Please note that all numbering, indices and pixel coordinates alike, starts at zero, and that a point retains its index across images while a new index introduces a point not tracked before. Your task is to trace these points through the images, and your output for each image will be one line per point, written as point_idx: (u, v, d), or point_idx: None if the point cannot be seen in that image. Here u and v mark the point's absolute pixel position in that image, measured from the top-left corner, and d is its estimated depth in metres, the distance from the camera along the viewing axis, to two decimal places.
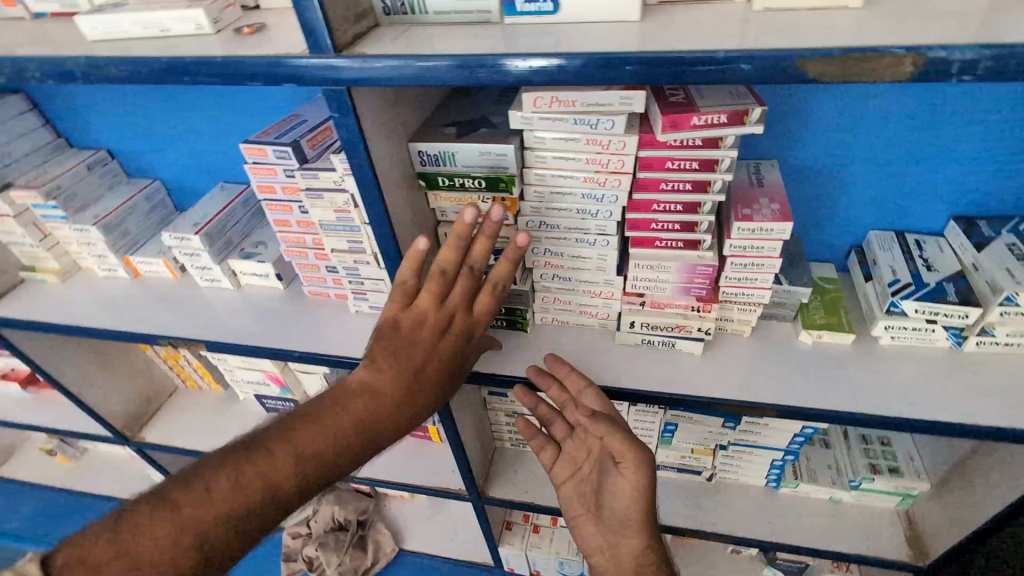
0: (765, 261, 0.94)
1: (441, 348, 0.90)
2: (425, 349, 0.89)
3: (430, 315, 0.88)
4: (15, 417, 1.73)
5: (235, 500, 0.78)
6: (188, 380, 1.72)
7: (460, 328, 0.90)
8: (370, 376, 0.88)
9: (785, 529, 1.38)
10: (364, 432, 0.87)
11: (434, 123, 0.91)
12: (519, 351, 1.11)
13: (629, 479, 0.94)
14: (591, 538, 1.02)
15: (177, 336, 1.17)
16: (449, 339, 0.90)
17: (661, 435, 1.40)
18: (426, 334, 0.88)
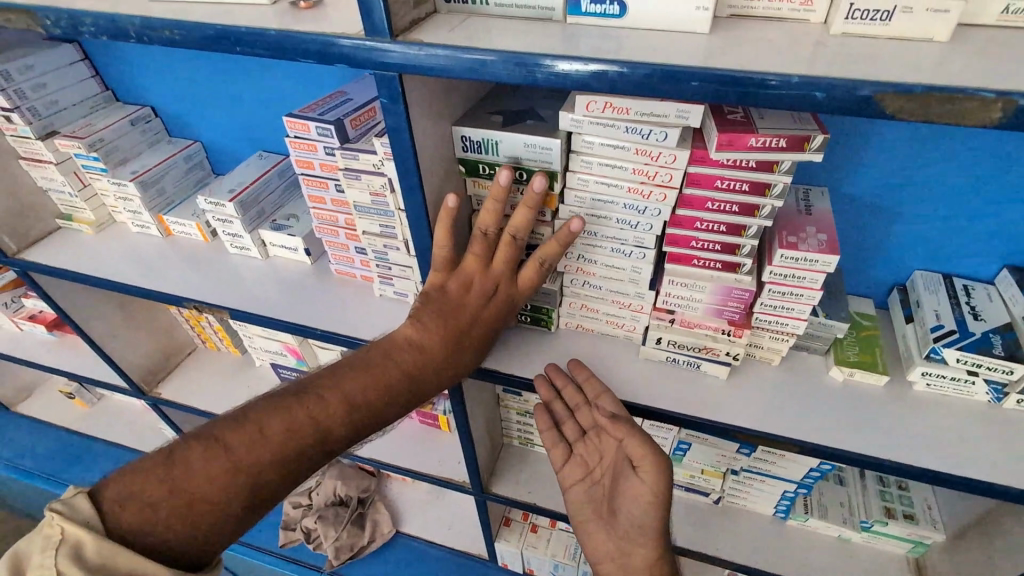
0: (806, 292, 0.91)
1: (488, 312, 0.92)
2: (473, 314, 0.91)
3: (475, 279, 0.89)
4: (39, 358, 1.78)
5: (280, 448, 0.79)
6: (208, 341, 1.75)
7: (508, 295, 0.92)
8: (415, 336, 0.90)
9: (788, 562, 1.35)
10: (407, 387, 0.89)
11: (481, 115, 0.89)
12: (541, 353, 1.09)
13: (646, 480, 0.91)
14: (600, 543, 0.97)
15: (202, 301, 1.17)
16: (496, 305, 0.91)
17: (673, 452, 1.39)
18: (472, 299, 0.90)
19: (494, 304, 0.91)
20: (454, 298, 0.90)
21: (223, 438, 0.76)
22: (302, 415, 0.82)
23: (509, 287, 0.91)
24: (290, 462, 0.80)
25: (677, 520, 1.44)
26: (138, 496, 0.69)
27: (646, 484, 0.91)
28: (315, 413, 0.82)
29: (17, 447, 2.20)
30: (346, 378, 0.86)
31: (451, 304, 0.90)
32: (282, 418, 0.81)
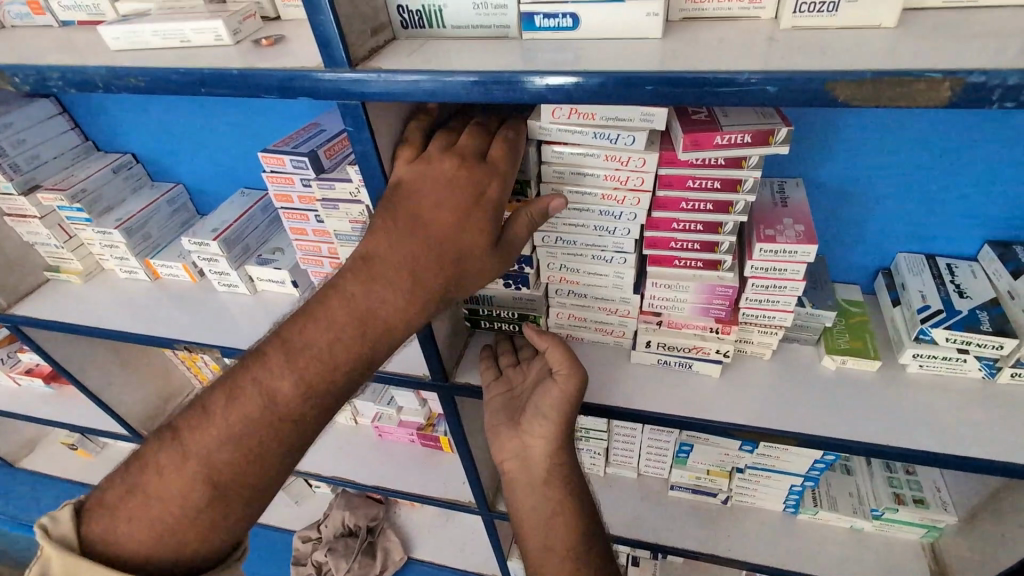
0: (788, 283, 0.92)
1: (452, 202, 0.72)
2: (427, 217, 0.72)
3: (435, 164, 0.73)
4: (37, 412, 1.77)
5: (230, 418, 0.73)
6: (205, 382, 1.74)
7: (469, 188, 0.72)
8: (367, 250, 0.73)
9: (803, 558, 1.33)
10: (364, 318, 0.73)
11: None
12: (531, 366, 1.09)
13: (564, 388, 0.95)
14: (508, 444, 1.04)
15: (192, 341, 1.17)
16: (453, 200, 0.72)
17: (676, 454, 1.38)
18: (432, 187, 0.72)
19: (449, 199, 0.72)
20: (411, 191, 0.73)
21: (178, 428, 0.75)
22: (250, 377, 0.74)
23: (469, 176, 0.72)
24: (242, 433, 0.73)
25: (687, 524, 1.43)
26: (107, 502, 0.73)
27: (559, 390, 0.96)
28: (261, 373, 0.73)
29: (22, 502, 2.18)
30: (295, 320, 0.75)
31: (400, 209, 0.73)
32: (228, 385, 0.75)
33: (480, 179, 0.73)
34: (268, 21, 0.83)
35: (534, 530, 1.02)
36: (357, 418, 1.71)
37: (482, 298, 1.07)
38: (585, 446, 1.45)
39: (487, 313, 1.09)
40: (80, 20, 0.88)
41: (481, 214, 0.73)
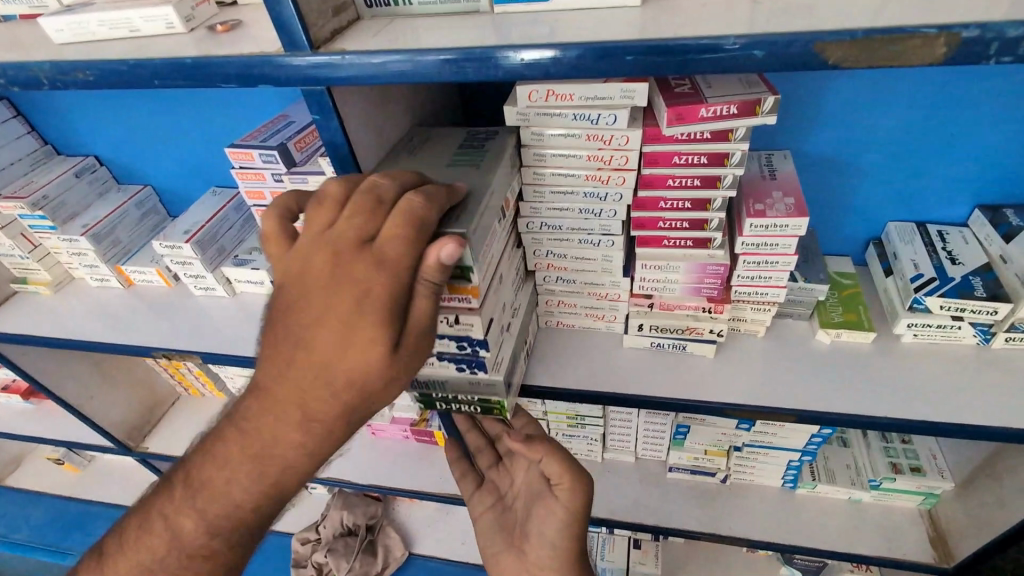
0: (780, 258, 0.90)
1: (336, 310, 0.62)
2: (313, 335, 0.63)
3: (317, 259, 0.63)
4: (17, 429, 1.72)
5: (173, 522, 0.74)
6: (190, 388, 1.70)
7: (354, 296, 0.61)
8: (266, 361, 0.66)
9: (804, 532, 1.34)
10: (266, 439, 0.67)
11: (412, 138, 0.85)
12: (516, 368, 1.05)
13: (567, 504, 0.97)
14: (510, 571, 1.06)
15: (171, 348, 1.13)
16: (337, 313, 0.62)
17: (673, 436, 1.37)
18: (316, 289, 0.63)
19: (334, 313, 0.62)
20: (297, 293, 0.64)
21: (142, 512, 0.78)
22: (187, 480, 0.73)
23: (351, 278, 0.61)
24: (185, 539, 0.74)
25: (687, 505, 1.42)
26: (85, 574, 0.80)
27: (563, 505, 0.97)
28: (194, 480, 0.72)
29: (11, 521, 2.13)
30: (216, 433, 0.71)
31: (290, 318, 0.64)
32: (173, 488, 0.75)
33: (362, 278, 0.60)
34: (224, 6, 0.78)
35: None
36: None
37: (434, 384, 0.92)
38: (581, 433, 1.43)
39: (443, 397, 0.95)
40: (22, 14, 0.82)
41: (371, 326, 0.62)
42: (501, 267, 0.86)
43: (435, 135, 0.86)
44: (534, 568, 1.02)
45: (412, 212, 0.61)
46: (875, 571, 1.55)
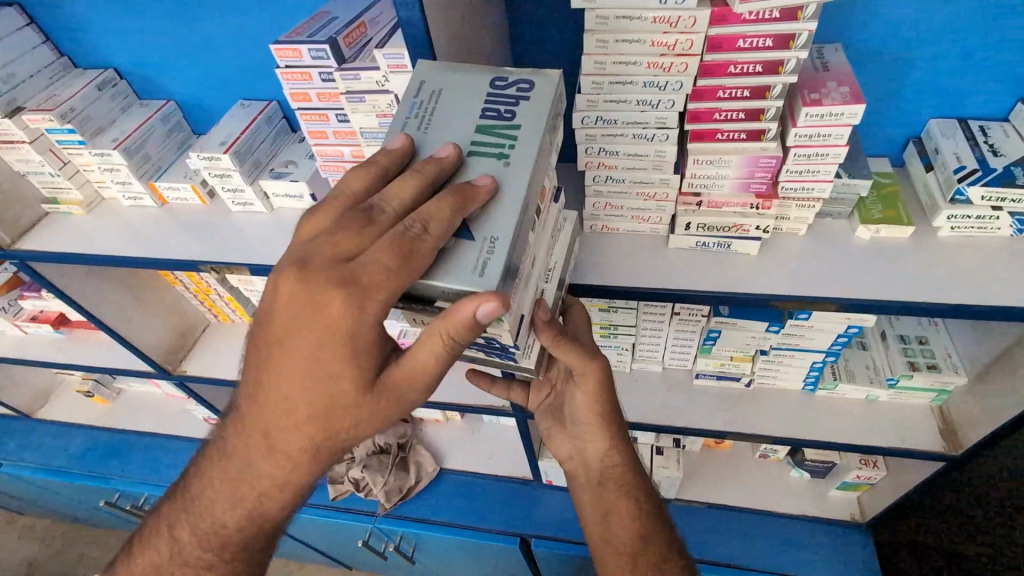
0: (830, 150, 0.91)
1: (326, 347, 0.71)
2: (289, 360, 0.73)
3: (304, 300, 0.69)
4: (52, 357, 1.77)
5: (213, 510, 0.90)
6: (221, 314, 1.75)
7: (322, 330, 0.70)
8: (268, 386, 0.76)
9: (823, 428, 1.43)
10: (281, 446, 0.79)
11: (428, 90, 0.79)
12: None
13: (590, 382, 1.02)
14: (560, 442, 1.18)
15: (217, 261, 1.15)
16: (308, 340, 0.71)
17: (703, 343, 1.42)
18: (309, 330, 0.70)
19: (307, 340, 0.71)
20: (288, 331, 0.72)
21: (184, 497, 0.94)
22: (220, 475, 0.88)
23: (336, 317, 0.68)
24: (225, 522, 0.90)
25: (713, 408, 1.49)
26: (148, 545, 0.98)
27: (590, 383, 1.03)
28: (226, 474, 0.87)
29: (50, 450, 2.28)
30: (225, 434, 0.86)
31: (283, 352, 0.73)
32: (208, 482, 0.90)
33: (352, 312, 0.67)
34: None
35: (586, 488, 1.14)
36: None
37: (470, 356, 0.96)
38: (613, 343, 1.47)
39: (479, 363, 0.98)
40: None
41: (337, 360, 0.71)
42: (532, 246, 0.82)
43: (457, 92, 0.79)
44: (580, 437, 1.14)
45: (418, 253, 0.65)
46: (881, 466, 1.67)
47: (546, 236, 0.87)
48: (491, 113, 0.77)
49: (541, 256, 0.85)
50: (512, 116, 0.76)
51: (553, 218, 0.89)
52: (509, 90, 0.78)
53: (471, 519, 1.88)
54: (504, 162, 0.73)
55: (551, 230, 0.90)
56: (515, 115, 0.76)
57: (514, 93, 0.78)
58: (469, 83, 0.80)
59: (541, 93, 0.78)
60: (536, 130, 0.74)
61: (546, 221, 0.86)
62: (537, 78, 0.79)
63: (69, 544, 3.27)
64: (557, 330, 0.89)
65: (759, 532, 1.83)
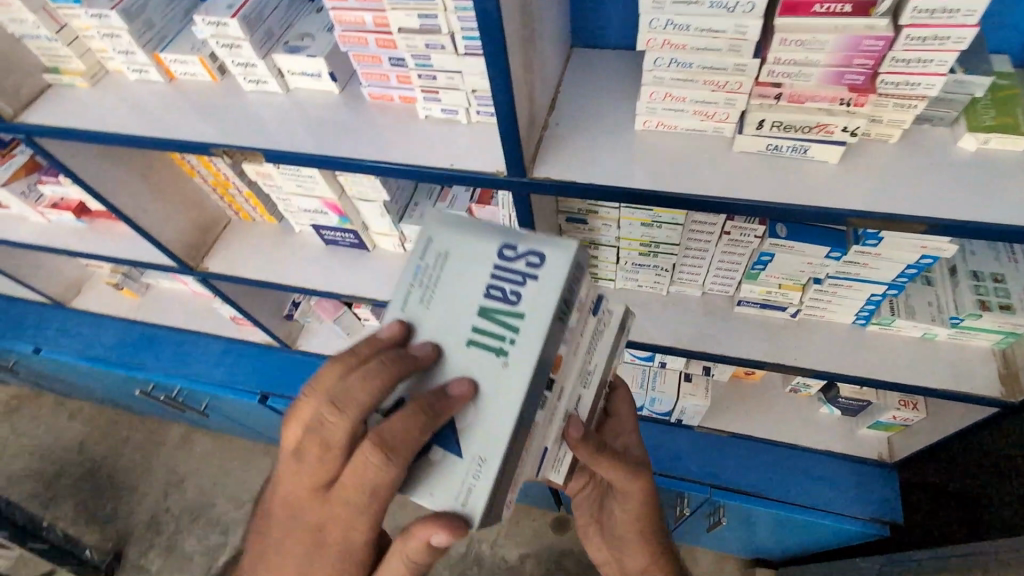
0: (954, 33, 0.73)
1: (320, 542, 0.82)
2: (286, 551, 0.84)
3: (300, 507, 0.81)
4: (78, 245, 1.77)
5: None
6: (241, 212, 1.71)
7: (316, 531, 0.81)
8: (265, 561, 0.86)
9: (869, 365, 1.33)
10: None
11: (429, 259, 0.86)
12: (596, 172, 0.93)
13: (634, 503, 1.12)
14: (597, 546, 1.27)
15: (230, 145, 1.06)
16: (299, 549, 0.83)
17: (750, 268, 1.30)
18: (303, 529, 0.82)
19: (302, 540, 0.82)
20: (287, 522, 0.83)
21: None
22: None
23: (329, 521, 0.80)
24: None
25: (752, 336, 1.40)
26: None
27: (632, 499, 1.12)
28: None
29: (87, 338, 2.38)
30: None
31: (281, 539, 0.84)
32: None
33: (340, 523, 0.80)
34: None
35: None
36: (405, 244, 1.62)
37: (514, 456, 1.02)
38: (651, 263, 1.37)
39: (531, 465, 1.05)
40: None
41: (330, 555, 0.82)
42: (552, 397, 0.87)
43: (467, 262, 0.84)
44: (619, 548, 1.22)
45: (387, 481, 0.75)
46: (922, 409, 1.58)
47: (579, 356, 0.92)
48: (497, 296, 0.82)
49: (572, 376, 0.91)
50: (517, 301, 0.81)
51: (588, 337, 0.93)
52: (519, 262, 0.83)
53: None
54: (502, 360, 0.79)
55: (582, 350, 0.92)
56: (520, 300, 0.81)
57: (520, 273, 0.82)
58: (479, 251, 0.85)
59: (548, 273, 0.81)
60: (540, 325, 0.79)
61: (579, 344, 0.91)
62: (548, 250, 0.82)
63: (114, 427, 3.50)
64: (592, 445, 0.96)
65: (778, 465, 1.82)
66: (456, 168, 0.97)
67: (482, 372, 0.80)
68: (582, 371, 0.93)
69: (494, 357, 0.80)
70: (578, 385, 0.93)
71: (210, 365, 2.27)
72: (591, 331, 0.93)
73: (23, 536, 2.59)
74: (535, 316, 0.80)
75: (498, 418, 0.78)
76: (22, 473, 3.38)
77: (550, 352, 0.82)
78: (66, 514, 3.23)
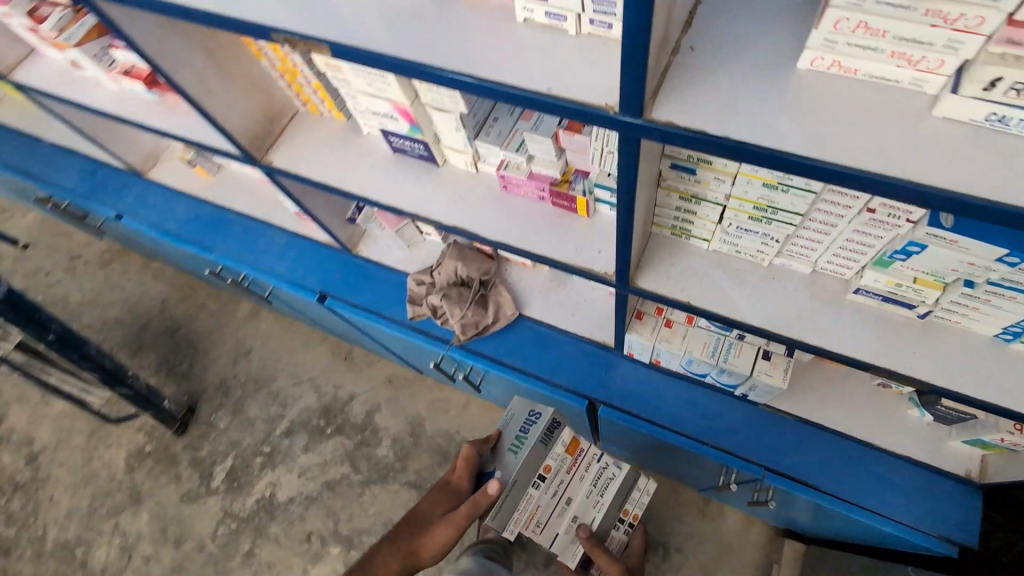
0: None
1: (451, 494, 1.83)
2: (436, 500, 1.85)
3: (448, 481, 1.86)
4: (148, 118, 1.73)
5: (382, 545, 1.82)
6: (308, 103, 1.61)
7: (449, 493, 1.83)
8: (425, 508, 1.85)
9: (1005, 389, 1.09)
10: (429, 505, 1.85)
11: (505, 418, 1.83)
12: (735, 120, 0.72)
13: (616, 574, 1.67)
14: None
15: (293, 31, 0.91)
16: (441, 498, 1.83)
17: (883, 256, 1.08)
18: (446, 490, 1.84)
19: (443, 495, 1.84)
20: (443, 489, 1.86)
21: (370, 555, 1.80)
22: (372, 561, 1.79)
23: (456, 482, 1.84)
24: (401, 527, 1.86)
25: (861, 330, 1.19)
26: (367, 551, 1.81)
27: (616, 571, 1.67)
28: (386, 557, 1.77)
29: (163, 211, 2.45)
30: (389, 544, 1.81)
31: (431, 504, 1.84)
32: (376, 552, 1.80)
33: (457, 479, 1.85)
34: None
35: None
36: (478, 164, 1.47)
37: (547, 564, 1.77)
38: (761, 231, 1.16)
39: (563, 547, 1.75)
40: None
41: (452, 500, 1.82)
42: (563, 497, 1.69)
43: (517, 415, 1.78)
44: None
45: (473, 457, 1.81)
46: None
47: (587, 481, 1.74)
48: (523, 430, 1.71)
49: (581, 504, 1.74)
50: (526, 432, 1.69)
51: (595, 484, 1.75)
52: (532, 416, 1.71)
53: (544, 372, 1.93)
54: (513, 455, 1.68)
55: (590, 498, 1.76)
56: (527, 431, 1.68)
57: (532, 418, 1.71)
58: (521, 414, 1.77)
59: (540, 420, 1.68)
60: (531, 441, 1.64)
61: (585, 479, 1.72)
62: (542, 410, 1.70)
63: (192, 293, 3.75)
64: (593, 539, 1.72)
65: (845, 460, 1.67)
66: (553, 92, 0.79)
67: (507, 462, 1.67)
68: (592, 496, 1.76)
69: (511, 454, 1.68)
70: (591, 505, 1.78)
71: (274, 257, 2.29)
72: (595, 473, 1.74)
73: (111, 380, 2.86)
74: (530, 436, 1.67)
75: (510, 477, 1.61)
76: (114, 321, 3.72)
77: (536, 461, 1.62)
78: (149, 363, 3.57)
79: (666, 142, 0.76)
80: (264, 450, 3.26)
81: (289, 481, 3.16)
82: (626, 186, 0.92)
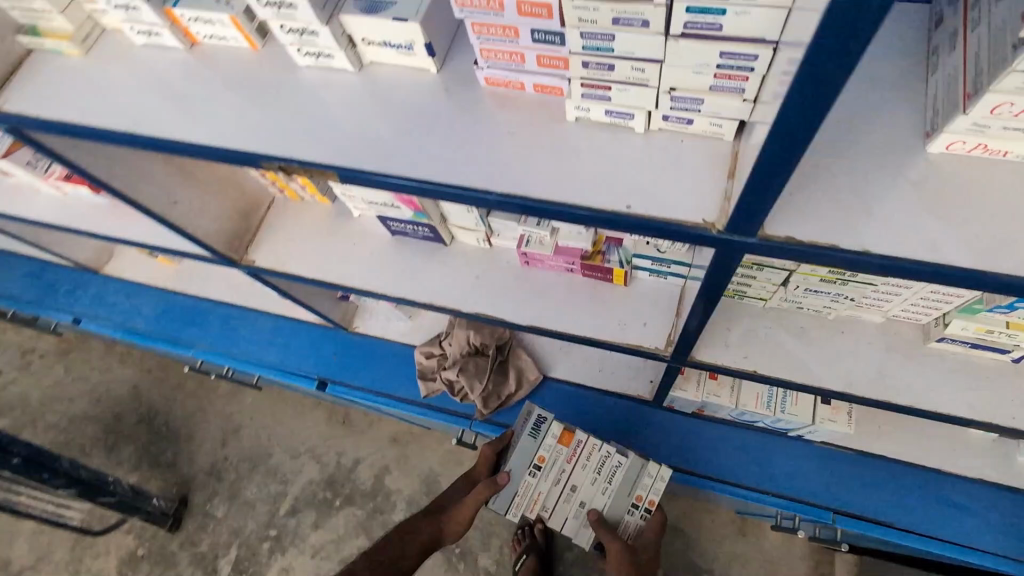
0: None
1: (470, 477, 1.68)
2: (455, 483, 1.71)
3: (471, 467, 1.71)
4: (102, 225, 1.52)
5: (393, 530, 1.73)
6: (287, 190, 1.42)
7: (466, 478, 1.68)
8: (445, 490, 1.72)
9: None
10: (445, 494, 1.71)
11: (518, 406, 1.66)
12: (870, 228, 0.60)
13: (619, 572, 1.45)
14: None
15: (291, 158, 0.77)
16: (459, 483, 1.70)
17: (972, 304, 0.98)
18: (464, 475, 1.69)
19: (463, 481, 1.70)
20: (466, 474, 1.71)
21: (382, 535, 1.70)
22: None
23: (476, 467, 1.67)
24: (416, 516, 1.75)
25: (952, 383, 1.08)
26: None
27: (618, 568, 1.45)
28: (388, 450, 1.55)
29: (126, 309, 2.20)
30: None
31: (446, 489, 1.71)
32: None
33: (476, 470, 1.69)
34: None
35: None
36: (493, 240, 1.31)
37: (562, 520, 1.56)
38: (831, 290, 1.05)
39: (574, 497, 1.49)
40: None
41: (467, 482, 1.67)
42: (568, 473, 1.48)
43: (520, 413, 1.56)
44: None
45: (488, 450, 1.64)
46: None
47: (593, 480, 1.48)
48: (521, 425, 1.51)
49: (589, 491, 1.49)
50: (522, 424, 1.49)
51: (600, 473, 1.47)
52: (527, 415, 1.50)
53: None
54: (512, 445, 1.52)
55: (602, 479, 1.48)
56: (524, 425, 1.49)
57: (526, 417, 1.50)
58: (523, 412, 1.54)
59: (532, 417, 1.47)
60: (523, 437, 1.46)
61: (585, 468, 1.46)
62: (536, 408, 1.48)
63: (160, 369, 3.19)
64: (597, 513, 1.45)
65: (915, 489, 1.57)
66: (632, 208, 0.65)
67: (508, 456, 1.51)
68: (599, 491, 1.49)
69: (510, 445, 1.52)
70: (602, 480, 1.48)
71: (261, 344, 2.07)
72: (597, 463, 1.47)
73: (91, 492, 2.41)
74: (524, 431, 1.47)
75: (508, 465, 1.47)
76: (80, 417, 3.11)
77: (528, 453, 1.45)
78: (128, 459, 3.01)
79: (781, 257, 0.63)
80: (269, 534, 2.77)
81: (302, 564, 2.69)
82: (708, 281, 0.80)
